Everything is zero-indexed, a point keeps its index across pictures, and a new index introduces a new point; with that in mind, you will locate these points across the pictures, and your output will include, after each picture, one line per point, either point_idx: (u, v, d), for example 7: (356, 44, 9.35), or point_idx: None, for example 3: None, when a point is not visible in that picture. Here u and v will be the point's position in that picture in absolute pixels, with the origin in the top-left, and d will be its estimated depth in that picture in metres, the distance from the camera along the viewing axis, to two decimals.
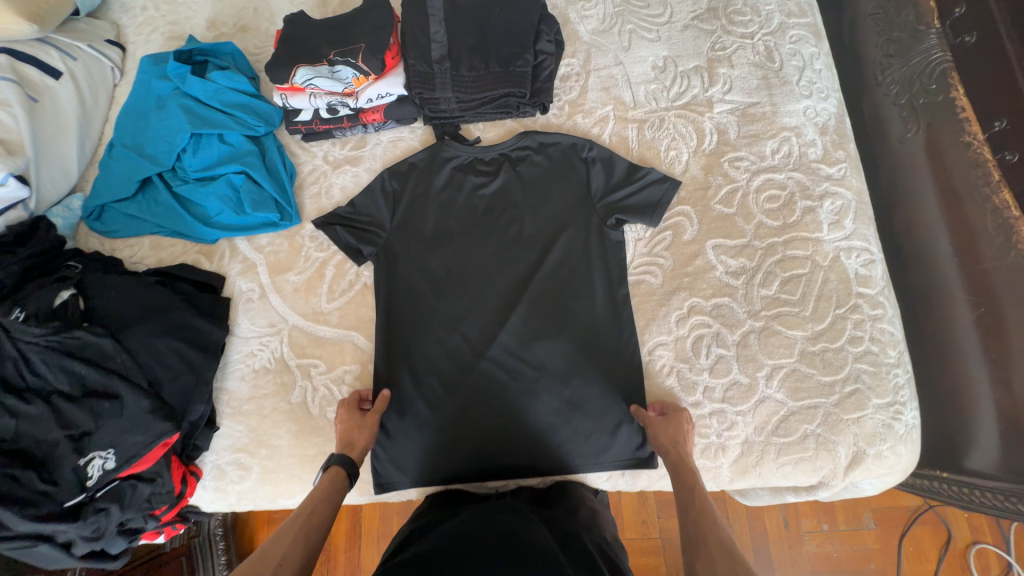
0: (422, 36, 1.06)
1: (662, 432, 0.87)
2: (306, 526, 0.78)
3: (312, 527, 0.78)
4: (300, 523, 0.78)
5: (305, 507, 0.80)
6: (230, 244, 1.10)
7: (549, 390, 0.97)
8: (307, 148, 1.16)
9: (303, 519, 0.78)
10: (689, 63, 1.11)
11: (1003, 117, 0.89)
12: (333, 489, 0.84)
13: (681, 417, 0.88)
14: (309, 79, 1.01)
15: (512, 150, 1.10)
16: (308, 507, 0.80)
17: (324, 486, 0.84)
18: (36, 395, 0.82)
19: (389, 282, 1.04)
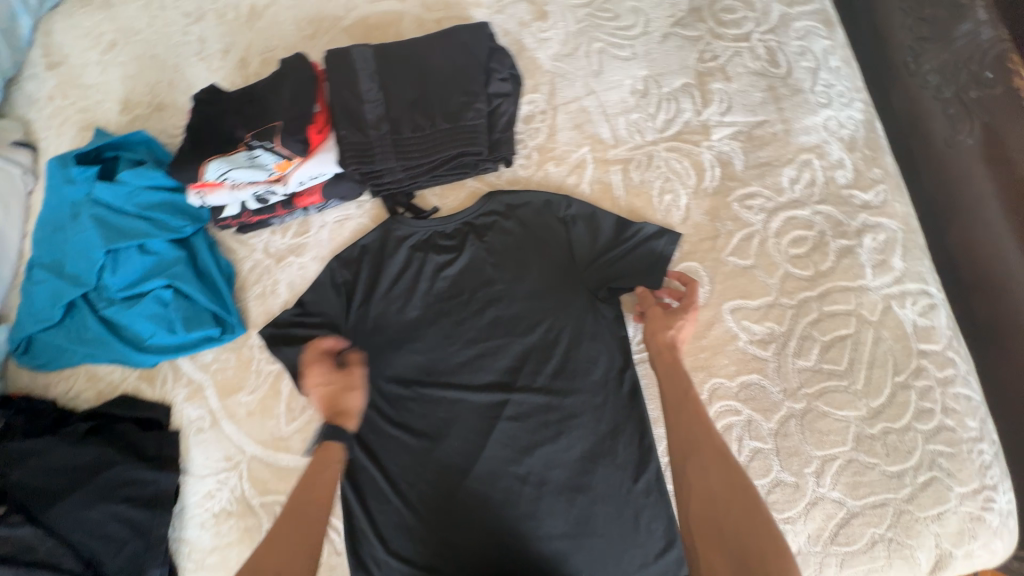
0: (352, 98, 0.89)
1: (661, 328, 0.80)
2: (298, 519, 0.71)
3: (303, 524, 0.71)
4: (293, 517, 0.72)
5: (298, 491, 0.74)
6: (172, 365, 0.97)
7: (552, 507, 0.80)
8: (244, 241, 1.01)
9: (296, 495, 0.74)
10: (674, 81, 0.92)
11: None
12: (325, 480, 0.76)
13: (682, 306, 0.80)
14: (223, 173, 0.86)
15: (476, 217, 0.93)
16: (302, 497, 0.74)
17: (321, 467, 0.77)
18: None
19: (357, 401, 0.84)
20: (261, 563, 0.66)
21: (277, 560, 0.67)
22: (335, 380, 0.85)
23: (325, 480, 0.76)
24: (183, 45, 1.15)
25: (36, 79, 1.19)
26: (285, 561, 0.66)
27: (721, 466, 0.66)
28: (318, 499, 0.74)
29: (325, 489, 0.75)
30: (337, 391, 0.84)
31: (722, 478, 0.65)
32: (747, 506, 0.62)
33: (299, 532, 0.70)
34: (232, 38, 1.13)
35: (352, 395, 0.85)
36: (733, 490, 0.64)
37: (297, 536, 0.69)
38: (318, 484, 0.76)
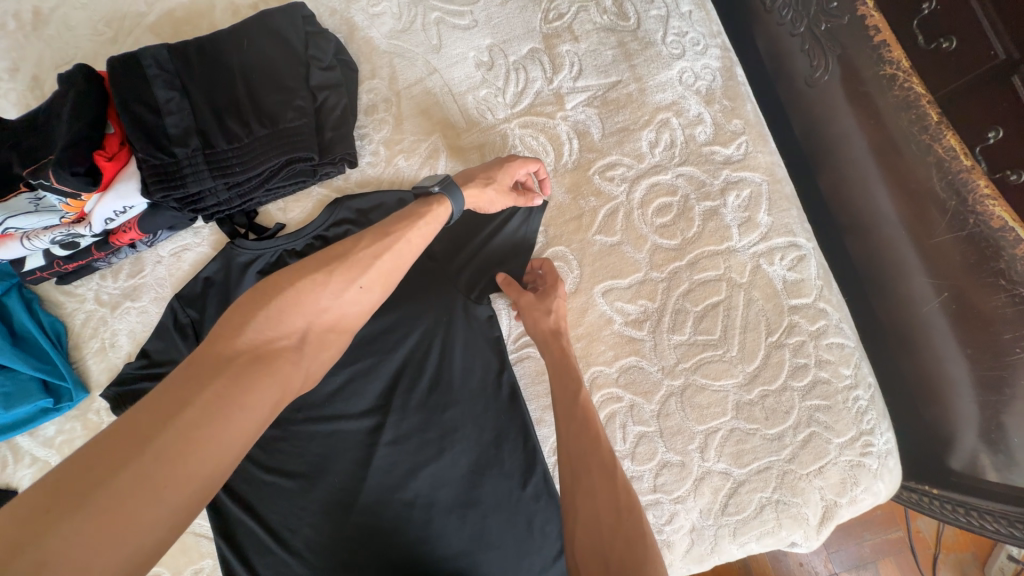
0: (149, 112, 0.76)
1: (540, 323, 0.73)
2: (380, 258, 0.61)
3: (393, 255, 0.62)
4: (358, 248, 0.60)
5: (381, 229, 0.63)
6: (11, 445, 0.85)
7: (442, 527, 0.76)
8: (71, 292, 0.88)
9: (345, 249, 0.60)
10: (520, 48, 0.83)
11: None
12: (437, 222, 0.66)
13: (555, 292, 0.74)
14: (3, 224, 0.73)
15: (327, 229, 0.83)
16: (379, 234, 0.62)
17: (412, 221, 0.64)
18: None
19: (487, 192, 0.71)
20: (276, 321, 0.54)
21: (256, 334, 0.53)
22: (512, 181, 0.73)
23: (422, 227, 0.64)
24: None
25: None
26: (332, 316, 0.58)
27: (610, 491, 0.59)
28: (406, 241, 0.63)
29: (422, 231, 0.64)
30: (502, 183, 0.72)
31: (609, 504, 0.58)
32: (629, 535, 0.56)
33: (375, 268, 0.60)
34: (16, 52, 0.95)
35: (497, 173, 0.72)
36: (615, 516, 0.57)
37: (285, 293, 0.55)
38: (401, 224, 0.63)
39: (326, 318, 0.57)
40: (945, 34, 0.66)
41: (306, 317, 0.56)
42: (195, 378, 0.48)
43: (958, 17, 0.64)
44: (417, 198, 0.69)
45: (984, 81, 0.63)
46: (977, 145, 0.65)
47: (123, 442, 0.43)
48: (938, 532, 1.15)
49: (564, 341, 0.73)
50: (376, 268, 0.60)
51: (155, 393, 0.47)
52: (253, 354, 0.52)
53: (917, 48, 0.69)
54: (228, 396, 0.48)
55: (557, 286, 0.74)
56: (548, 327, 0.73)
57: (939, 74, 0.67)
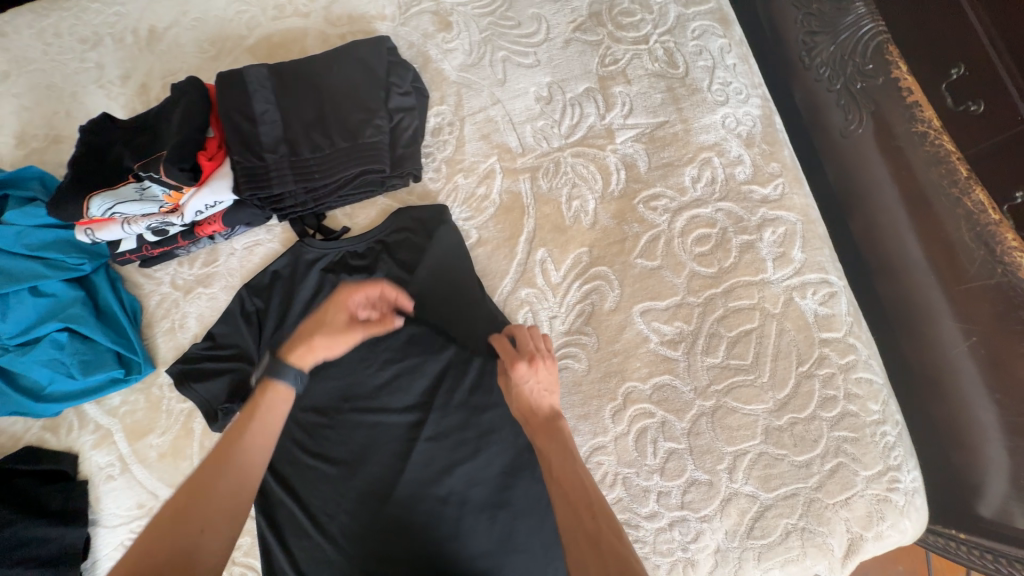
0: (247, 121, 0.86)
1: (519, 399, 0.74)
2: (224, 478, 0.64)
3: (237, 467, 0.65)
4: (222, 466, 0.64)
5: (221, 452, 0.66)
6: (78, 411, 0.92)
7: (469, 528, 0.79)
8: (150, 275, 0.96)
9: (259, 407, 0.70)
10: (577, 87, 0.92)
11: (959, 65, 0.73)
12: (286, 395, 0.72)
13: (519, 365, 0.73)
14: (111, 209, 0.81)
15: (387, 235, 0.91)
16: (217, 456, 0.65)
17: (243, 428, 0.68)
18: None
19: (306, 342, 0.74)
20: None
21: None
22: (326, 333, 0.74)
23: (259, 424, 0.69)
24: (79, 72, 1.09)
25: None
26: (247, 471, 0.66)
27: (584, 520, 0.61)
28: (246, 450, 0.66)
29: (258, 434, 0.68)
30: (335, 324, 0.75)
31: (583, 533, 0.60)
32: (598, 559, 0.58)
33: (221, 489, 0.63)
34: (130, 62, 1.08)
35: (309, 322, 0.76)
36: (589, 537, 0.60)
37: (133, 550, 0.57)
38: (236, 439, 0.67)
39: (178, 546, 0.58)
40: (970, 99, 0.73)
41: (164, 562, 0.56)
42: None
43: (986, 85, 0.71)
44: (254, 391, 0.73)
45: (1012, 143, 0.69)
46: (1004, 202, 0.70)
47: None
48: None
49: (546, 406, 0.73)
50: (229, 483, 0.64)
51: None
52: (173, 562, 0.56)
53: (945, 108, 0.75)
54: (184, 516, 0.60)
55: (512, 366, 0.73)
56: (526, 400, 0.73)
57: (967, 135, 0.73)
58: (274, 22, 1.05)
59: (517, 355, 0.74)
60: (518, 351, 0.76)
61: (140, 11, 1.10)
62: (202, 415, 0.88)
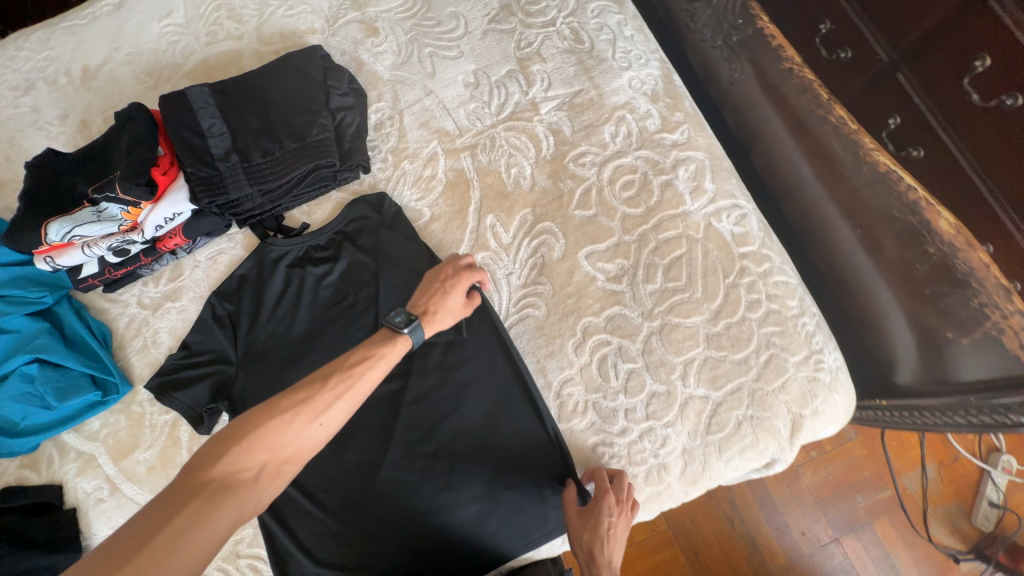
0: (195, 136, 0.91)
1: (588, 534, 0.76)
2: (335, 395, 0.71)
3: (348, 393, 0.72)
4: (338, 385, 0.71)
5: (343, 374, 0.72)
6: (57, 443, 0.92)
7: (453, 488, 0.83)
8: (116, 298, 0.98)
9: (373, 353, 0.76)
10: (500, 70, 1.02)
11: (826, 17, 0.86)
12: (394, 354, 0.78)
13: (606, 503, 0.76)
14: (70, 233, 0.84)
15: (346, 225, 0.97)
16: (340, 376, 0.72)
17: (372, 361, 0.75)
18: None
19: (447, 319, 0.83)
20: (246, 452, 0.64)
21: (233, 461, 0.63)
22: (451, 301, 0.83)
23: (380, 364, 0.76)
24: (13, 118, 1.10)
25: None
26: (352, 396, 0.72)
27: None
28: (360, 378, 0.73)
29: (373, 371, 0.75)
30: (454, 299, 0.84)
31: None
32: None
33: (328, 410, 0.70)
34: (66, 101, 1.10)
35: (450, 297, 0.83)
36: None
37: (258, 429, 0.66)
38: (360, 368, 0.74)
39: (283, 442, 0.66)
40: (841, 45, 0.85)
41: (268, 451, 0.65)
42: (178, 497, 0.60)
43: (849, 32, 0.84)
44: (381, 330, 0.80)
45: (880, 75, 0.82)
46: (881, 129, 0.83)
47: (145, 532, 0.56)
48: (924, 489, 1.38)
49: (611, 549, 0.76)
50: (338, 403, 0.71)
51: (159, 499, 0.59)
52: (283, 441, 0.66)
53: (822, 57, 0.88)
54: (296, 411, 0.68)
55: (604, 503, 0.76)
56: (598, 539, 0.75)
57: (844, 77, 0.86)
58: (208, 47, 1.10)
59: (603, 488, 0.78)
60: (605, 493, 0.78)
61: (71, 52, 1.13)
62: (187, 421, 0.90)
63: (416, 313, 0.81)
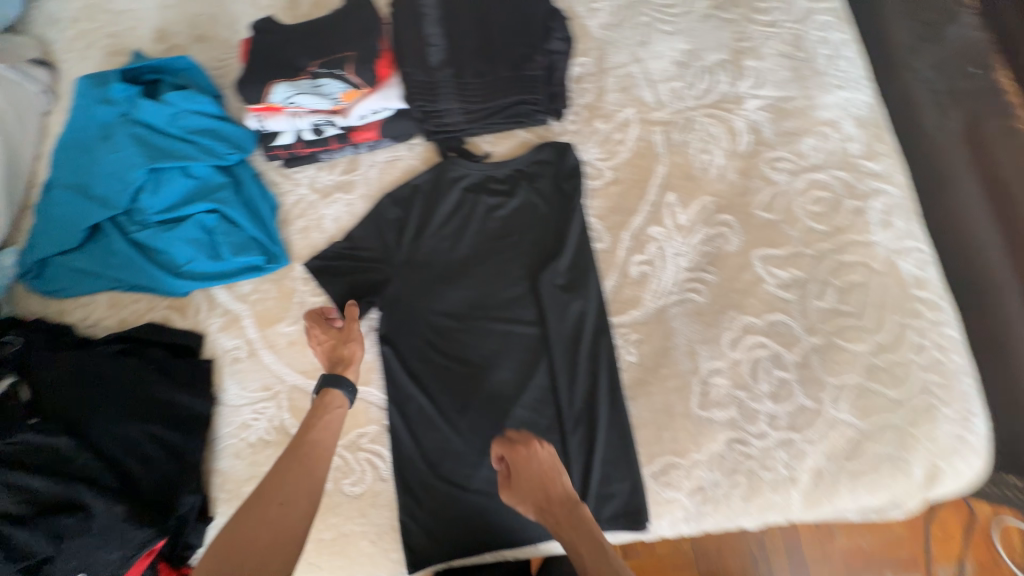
0: (416, 41, 0.92)
1: (527, 474, 0.73)
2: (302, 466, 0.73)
3: (307, 456, 0.74)
4: (291, 457, 0.73)
5: (294, 448, 0.75)
6: (206, 294, 0.93)
7: (571, 441, 0.84)
8: (289, 175, 1.00)
9: (312, 426, 0.78)
10: (711, 58, 1.02)
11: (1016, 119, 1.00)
12: (336, 411, 0.80)
13: (518, 448, 0.74)
14: (289, 98, 0.86)
15: (527, 165, 0.97)
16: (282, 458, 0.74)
17: (311, 426, 0.78)
18: None
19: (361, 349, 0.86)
20: (226, 554, 0.63)
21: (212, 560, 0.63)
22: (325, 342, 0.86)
23: (325, 422, 0.78)
24: None
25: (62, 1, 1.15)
26: (319, 466, 0.74)
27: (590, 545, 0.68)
28: (315, 439, 0.76)
29: (322, 427, 0.77)
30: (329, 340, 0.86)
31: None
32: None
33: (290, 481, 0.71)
34: None
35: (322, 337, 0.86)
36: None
37: (223, 535, 0.65)
38: (311, 435, 0.76)
39: (264, 516, 0.66)
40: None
41: (244, 543, 0.64)
42: None
43: None
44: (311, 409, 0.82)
45: None
46: None
47: None
48: None
49: (557, 483, 0.73)
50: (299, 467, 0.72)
51: None
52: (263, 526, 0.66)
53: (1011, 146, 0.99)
54: (261, 497, 0.69)
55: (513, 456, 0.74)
56: (535, 481, 0.73)
57: None
58: None
59: (511, 442, 0.75)
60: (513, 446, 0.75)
61: None
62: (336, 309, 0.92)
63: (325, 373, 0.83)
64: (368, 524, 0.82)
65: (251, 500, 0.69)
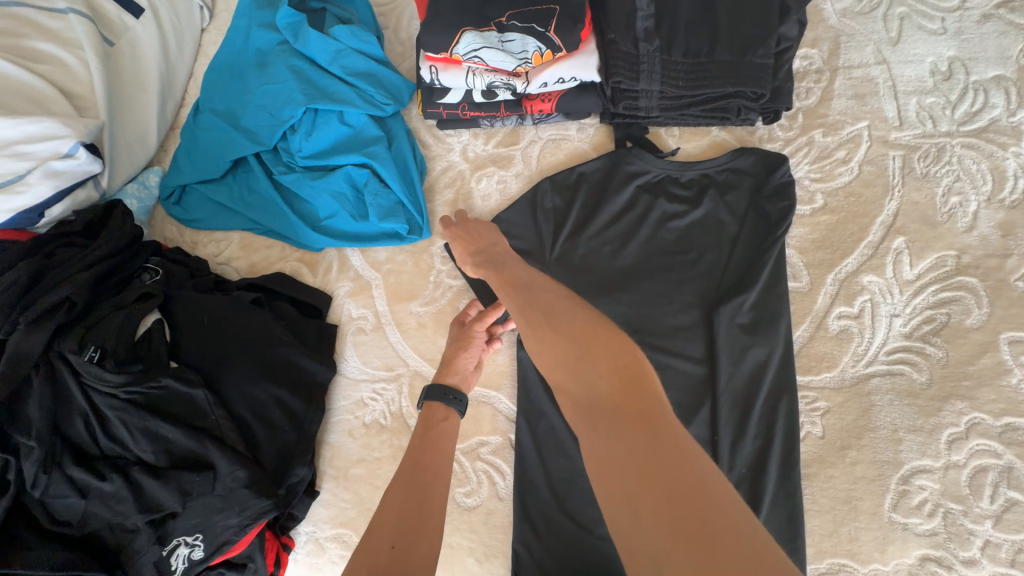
0: (625, 2, 0.76)
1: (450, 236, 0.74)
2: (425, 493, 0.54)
3: (420, 479, 0.55)
4: (409, 481, 0.55)
5: (406, 469, 0.57)
6: (340, 254, 0.87)
7: None
8: (442, 139, 0.90)
9: (425, 445, 0.60)
10: (987, 71, 0.80)
11: None
12: (450, 428, 0.64)
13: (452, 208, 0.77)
14: (473, 51, 0.74)
15: (719, 171, 0.81)
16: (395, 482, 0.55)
17: (429, 445, 0.60)
18: (111, 466, 0.63)
19: (464, 357, 0.71)
20: None
21: None
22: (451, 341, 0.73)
23: (444, 438, 0.62)
24: None
25: None
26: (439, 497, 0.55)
27: (582, 336, 0.48)
28: (434, 461, 0.58)
29: (443, 446, 0.61)
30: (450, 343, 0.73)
31: (567, 385, 0.48)
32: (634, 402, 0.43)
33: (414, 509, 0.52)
34: None
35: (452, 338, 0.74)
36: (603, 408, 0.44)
37: None
38: (425, 456, 0.58)
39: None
40: None
41: None
42: None
43: None
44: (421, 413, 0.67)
45: None
46: None
47: None
48: None
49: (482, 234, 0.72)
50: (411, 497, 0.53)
51: None
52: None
53: None
54: (374, 544, 0.50)
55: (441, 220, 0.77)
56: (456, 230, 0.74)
57: None
58: None
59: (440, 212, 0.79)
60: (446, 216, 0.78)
61: None
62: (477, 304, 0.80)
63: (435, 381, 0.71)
64: (477, 541, 0.75)
65: (361, 553, 0.49)
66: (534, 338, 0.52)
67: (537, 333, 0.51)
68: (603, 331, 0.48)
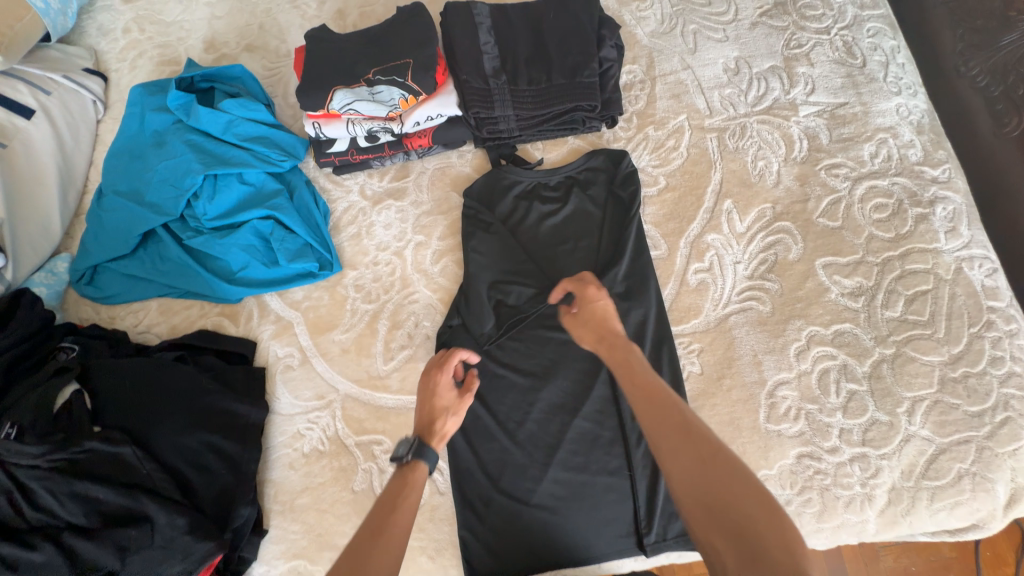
0: (471, 48, 0.92)
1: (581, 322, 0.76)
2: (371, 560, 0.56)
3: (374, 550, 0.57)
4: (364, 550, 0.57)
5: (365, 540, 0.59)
6: (259, 301, 0.93)
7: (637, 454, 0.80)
8: (340, 183, 1.00)
9: (386, 507, 0.62)
10: (764, 63, 1.01)
11: None
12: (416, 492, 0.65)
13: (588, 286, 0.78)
14: (348, 105, 0.87)
15: (579, 172, 0.96)
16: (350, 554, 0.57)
17: (391, 512, 0.61)
18: (42, 536, 0.65)
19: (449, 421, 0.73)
20: None
21: None
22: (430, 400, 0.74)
23: (407, 505, 0.63)
24: None
25: (112, 14, 1.20)
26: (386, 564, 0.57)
27: (706, 449, 0.55)
28: (392, 527, 0.60)
29: (405, 514, 0.62)
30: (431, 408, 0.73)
31: (687, 486, 0.54)
32: (777, 561, 0.46)
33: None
34: None
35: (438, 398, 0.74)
36: (742, 546, 0.49)
37: None
38: (386, 525, 0.60)
39: None
40: None
41: None
42: None
43: None
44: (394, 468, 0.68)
45: None
46: None
47: None
48: None
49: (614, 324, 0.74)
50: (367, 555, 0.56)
51: None
52: None
53: None
54: None
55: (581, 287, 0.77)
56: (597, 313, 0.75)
57: None
58: None
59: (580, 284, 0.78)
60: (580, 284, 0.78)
61: None
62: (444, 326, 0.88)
63: (413, 435, 0.70)
64: (426, 538, 0.80)
65: None
66: (657, 435, 0.58)
67: (658, 433, 0.58)
68: (750, 481, 0.52)
